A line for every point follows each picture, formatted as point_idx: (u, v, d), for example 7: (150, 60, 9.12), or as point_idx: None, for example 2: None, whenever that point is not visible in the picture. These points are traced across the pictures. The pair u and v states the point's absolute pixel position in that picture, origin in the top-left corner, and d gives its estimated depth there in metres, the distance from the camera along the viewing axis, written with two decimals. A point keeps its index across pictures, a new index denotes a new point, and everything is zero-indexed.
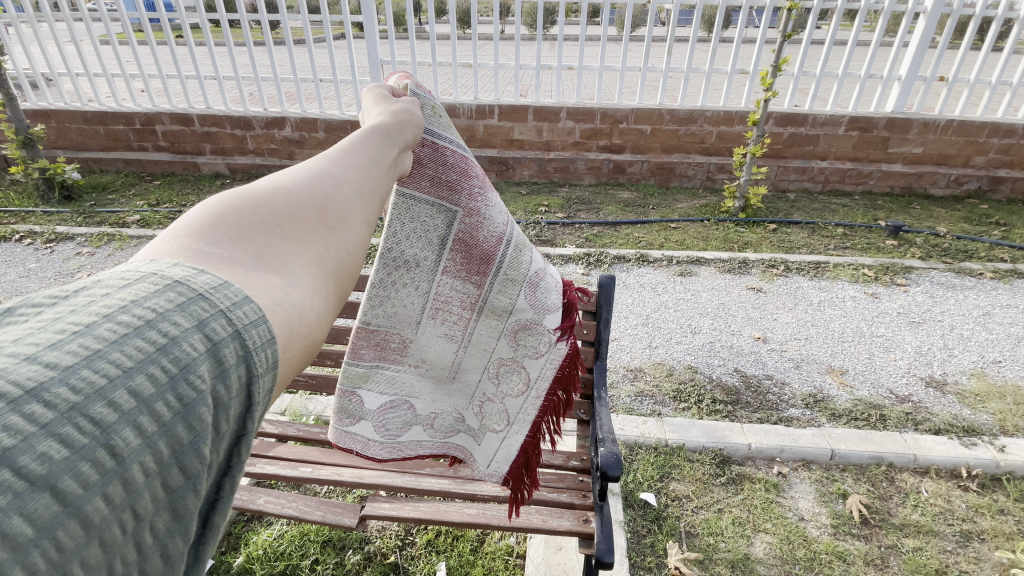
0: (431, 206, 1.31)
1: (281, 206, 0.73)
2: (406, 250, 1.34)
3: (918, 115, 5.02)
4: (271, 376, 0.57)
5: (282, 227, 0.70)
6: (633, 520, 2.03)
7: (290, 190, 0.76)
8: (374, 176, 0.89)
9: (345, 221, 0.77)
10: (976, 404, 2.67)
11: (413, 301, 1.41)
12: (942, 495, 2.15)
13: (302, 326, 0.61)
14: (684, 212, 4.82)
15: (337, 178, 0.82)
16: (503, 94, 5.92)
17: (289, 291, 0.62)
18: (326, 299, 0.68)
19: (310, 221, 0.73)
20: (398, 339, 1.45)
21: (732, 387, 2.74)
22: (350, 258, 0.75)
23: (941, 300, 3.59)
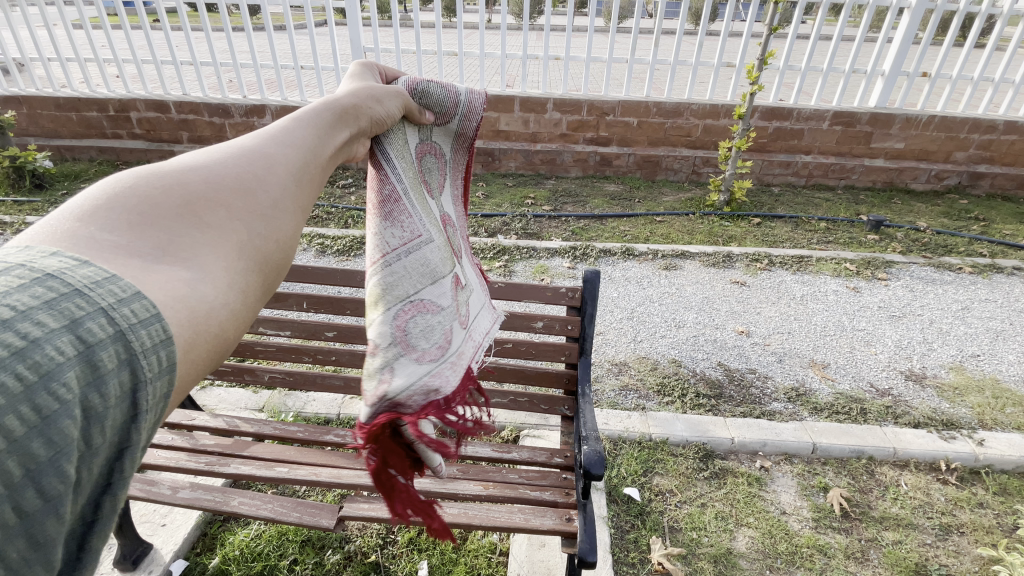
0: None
1: (197, 188, 0.65)
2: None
3: (901, 110, 5.06)
4: (169, 378, 0.52)
5: (196, 212, 0.63)
6: (617, 515, 2.02)
7: (212, 171, 0.68)
8: (319, 158, 0.81)
9: (274, 209, 0.70)
10: (954, 397, 2.71)
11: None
12: (921, 488, 2.18)
13: (208, 327, 0.56)
14: (670, 205, 4.82)
15: (273, 158, 0.75)
16: (489, 84, 5.83)
17: (196, 286, 0.56)
18: (246, 294, 0.62)
19: (231, 208, 0.66)
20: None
21: (716, 381, 2.74)
22: (278, 250, 0.68)
23: (921, 294, 3.64)
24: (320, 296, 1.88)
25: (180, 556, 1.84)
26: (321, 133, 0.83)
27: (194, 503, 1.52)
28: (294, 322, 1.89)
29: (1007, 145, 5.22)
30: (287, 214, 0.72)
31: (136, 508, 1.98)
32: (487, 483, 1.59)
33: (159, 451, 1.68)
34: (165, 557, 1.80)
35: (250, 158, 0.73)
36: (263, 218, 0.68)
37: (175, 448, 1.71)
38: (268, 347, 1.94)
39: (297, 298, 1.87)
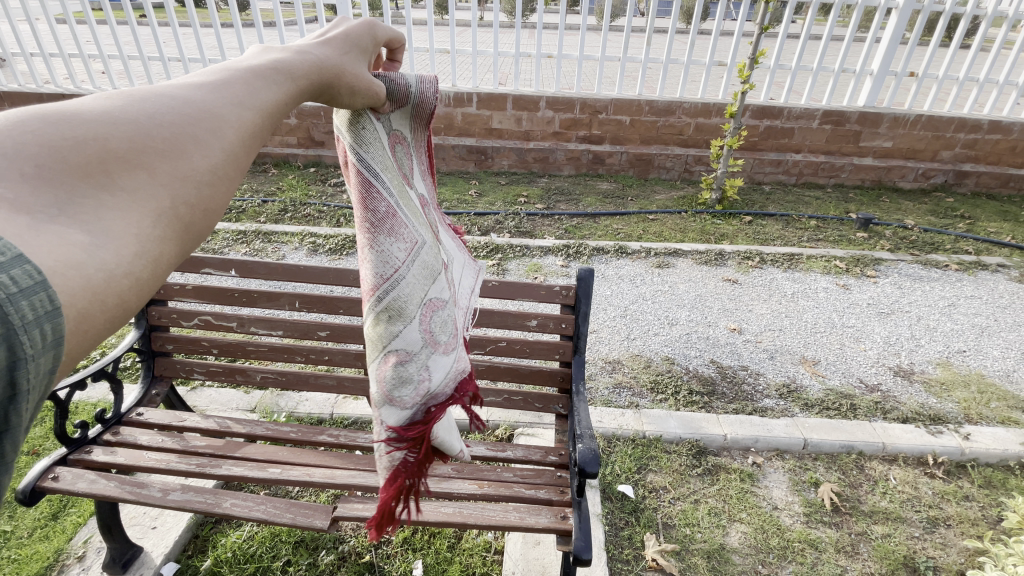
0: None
1: (119, 137, 0.58)
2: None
3: (889, 109, 5.12)
4: (56, 352, 0.48)
5: (108, 166, 0.56)
6: (610, 512, 2.02)
7: (143, 118, 0.60)
8: (277, 109, 0.71)
9: (208, 165, 0.61)
10: (942, 393, 2.75)
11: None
12: (909, 482, 2.21)
13: (107, 296, 0.51)
14: (663, 204, 4.84)
15: (220, 104, 0.65)
16: (481, 82, 5.82)
17: (93, 252, 0.51)
18: (159, 265, 0.56)
19: (154, 170, 0.58)
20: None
21: (708, 377, 2.77)
22: (207, 213, 0.61)
23: (909, 291, 3.69)
24: (312, 296, 1.86)
25: (172, 559, 1.82)
26: (284, 83, 0.72)
27: (185, 505, 1.51)
28: (286, 321, 1.87)
29: (992, 144, 5.30)
30: (226, 173, 0.63)
31: (125, 510, 1.96)
32: (482, 482, 1.60)
33: (149, 453, 1.66)
34: (155, 559, 1.78)
35: (190, 104, 0.63)
36: (195, 175, 0.60)
37: (166, 450, 1.69)
38: (260, 347, 1.92)
39: (289, 297, 1.86)
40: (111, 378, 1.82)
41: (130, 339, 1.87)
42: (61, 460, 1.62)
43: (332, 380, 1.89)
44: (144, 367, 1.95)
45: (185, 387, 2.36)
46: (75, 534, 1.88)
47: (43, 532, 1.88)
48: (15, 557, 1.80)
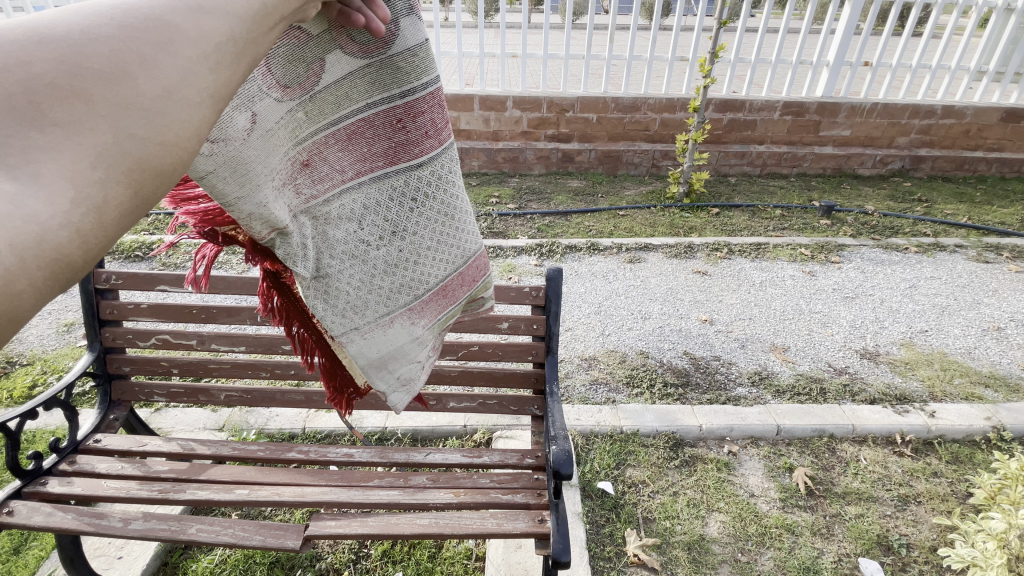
0: (421, 164, 0.87)
1: (48, 63, 0.39)
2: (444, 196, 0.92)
3: (845, 99, 5.27)
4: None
5: (36, 101, 0.39)
6: (591, 510, 2.03)
7: (77, 28, 0.41)
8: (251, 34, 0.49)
9: (171, 78, 0.43)
10: (906, 372, 2.85)
11: (441, 276, 0.98)
12: (880, 462, 2.28)
13: (30, 257, 0.37)
14: (632, 199, 4.89)
15: (176, 31, 0.44)
16: (447, 82, 5.77)
17: (17, 196, 0.36)
18: (108, 211, 0.40)
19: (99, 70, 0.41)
20: (433, 303, 1.00)
21: (683, 369, 2.80)
22: (165, 151, 0.43)
23: (872, 275, 3.80)
24: None
25: None
26: None
27: (149, 534, 1.44)
28: (250, 336, 1.81)
29: (944, 129, 5.51)
30: (194, 92, 0.44)
31: (89, 541, 1.87)
32: (458, 489, 1.57)
33: (107, 481, 1.58)
34: None
35: (137, 17, 0.43)
36: (144, 107, 0.42)
37: (127, 477, 1.62)
38: (223, 364, 1.86)
39: (250, 312, 1.79)
40: (66, 405, 1.73)
41: (84, 363, 1.78)
42: (15, 494, 1.53)
43: (301, 395, 1.84)
44: (101, 392, 1.87)
45: (148, 409, 2.27)
46: (37, 568, 1.79)
47: (3, 568, 1.78)
48: None
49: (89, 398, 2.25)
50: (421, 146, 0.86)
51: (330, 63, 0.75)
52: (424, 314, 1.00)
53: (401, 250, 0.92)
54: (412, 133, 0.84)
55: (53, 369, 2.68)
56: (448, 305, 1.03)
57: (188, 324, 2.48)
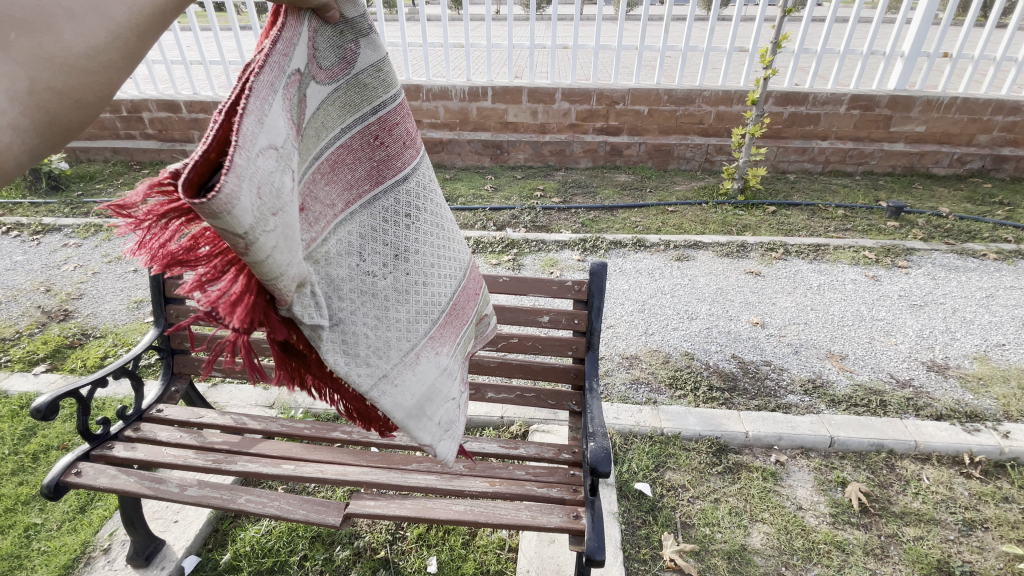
0: (406, 176, 0.99)
1: None
2: (432, 211, 1.04)
3: (921, 92, 4.90)
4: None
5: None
6: (627, 511, 1.99)
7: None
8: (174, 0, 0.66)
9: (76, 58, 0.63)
10: (979, 388, 2.62)
11: (447, 292, 1.10)
12: (944, 482, 2.11)
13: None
14: (683, 195, 4.73)
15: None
16: (497, 75, 5.77)
17: None
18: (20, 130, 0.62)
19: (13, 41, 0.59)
20: (445, 326, 1.12)
21: (730, 373, 2.69)
22: (74, 97, 0.64)
23: (944, 282, 3.52)
24: None
25: (192, 552, 1.86)
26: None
27: (202, 501, 1.52)
28: None
29: None
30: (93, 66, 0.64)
31: (148, 504, 2.00)
32: (494, 479, 1.58)
33: (167, 449, 1.69)
34: (177, 553, 1.82)
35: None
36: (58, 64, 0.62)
37: (184, 446, 1.72)
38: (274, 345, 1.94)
39: None
40: (133, 375, 1.84)
41: (150, 338, 1.89)
42: (84, 456, 1.65)
43: None
44: (164, 364, 1.99)
45: (205, 383, 2.40)
46: (101, 527, 1.93)
47: (71, 524, 1.94)
48: (45, 550, 1.85)
49: (153, 370, 2.40)
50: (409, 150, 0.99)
51: (308, 92, 0.80)
52: (442, 341, 1.12)
53: (408, 274, 1.02)
54: (391, 146, 0.95)
55: (123, 343, 2.88)
56: (458, 327, 1.16)
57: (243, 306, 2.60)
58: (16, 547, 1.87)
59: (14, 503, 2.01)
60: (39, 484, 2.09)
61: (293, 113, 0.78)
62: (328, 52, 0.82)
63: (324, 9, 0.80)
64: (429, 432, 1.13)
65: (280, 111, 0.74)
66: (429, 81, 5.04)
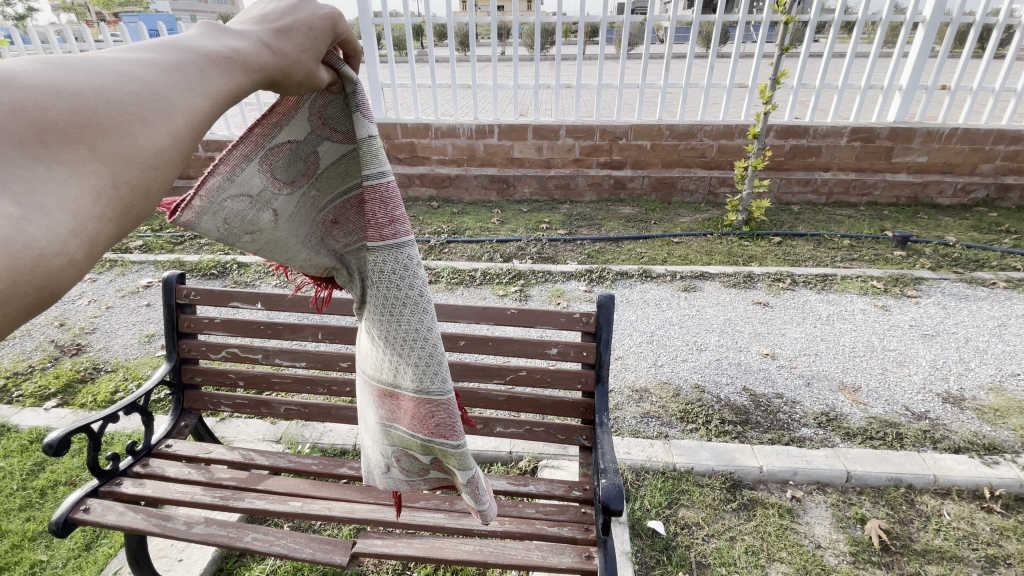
0: (369, 249, 0.90)
1: (57, 105, 0.49)
2: (388, 296, 0.90)
3: (920, 124, 4.98)
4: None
5: (46, 139, 0.47)
6: (641, 551, 1.94)
7: (92, 89, 0.51)
8: (236, 97, 0.64)
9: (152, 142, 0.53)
10: (996, 420, 2.57)
11: (399, 374, 0.98)
12: (965, 518, 2.05)
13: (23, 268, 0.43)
14: (687, 226, 4.77)
15: (168, 94, 0.56)
16: (503, 113, 5.94)
17: (23, 224, 0.43)
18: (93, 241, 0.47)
19: (86, 140, 0.49)
20: (386, 396, 1.03)
21: (742, 406, 2.65)
22: (146, 196, 0.53)
23: (954, 311, 3.50)
24: (331, 327, 1.88)
25: None
26: (236, 76, 0.63)
27: (208, 539, 1.51)
28: (310, 353, 1.90)
29: None
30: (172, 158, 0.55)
31: (153, 542, 1.98)
32: (503, 517, 1.55)
33: (175, 486, 1.68)
34: None
35: (139, 82, 0.54)
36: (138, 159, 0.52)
37: (192, 482, 1.71)
38: (284, 379, 1.95)
39: (312, 329, 1.88)
40: (143, 410, 1.85)
41: (161, 373, 1.91)
42: (93, 492, 1.65)
43: (354, 412, 1.89)
44: (174, 399, 2.00)
45: (214, 418, 2.41)
46: (105, 566, 1.90)
47: (76, 563, 1.91)
48: None
49: (163, 405, 2.41)
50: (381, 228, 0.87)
51: (321, 151, 0.92)
52: (381, 405, 1.05)
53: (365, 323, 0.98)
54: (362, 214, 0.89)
55: (134, 378, 2.90)
56: (399, 416, 1.03)
57: (255, 341, 2.63)
58: None
59: (20, 540, 2.00)
60: (46, 520, 2.08)
61: (288, 168, 0.90)
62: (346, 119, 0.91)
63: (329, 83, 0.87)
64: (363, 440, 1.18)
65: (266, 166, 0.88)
66: (438, 119, 5.21)
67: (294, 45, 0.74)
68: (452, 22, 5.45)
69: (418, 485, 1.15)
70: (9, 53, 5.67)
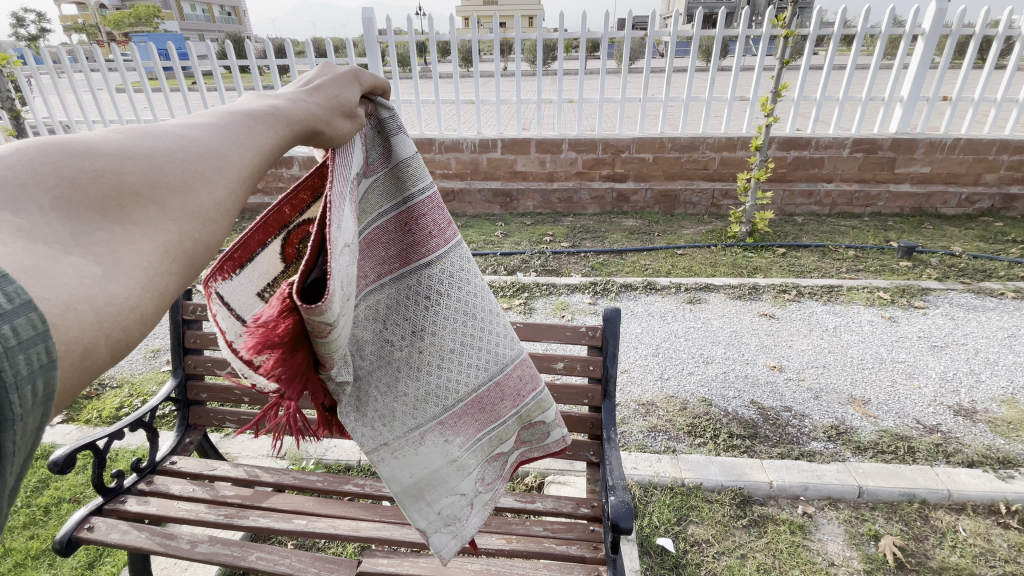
0: (430, 262, 1.02)
1: (132, 170, 0.54)
2: (463, 297, 1.05)
3: (923, 135, 5.00)
4: (44, 409, 0.44)
5: (122, 202, 0.52)
6: (650, 568, 1.90)
7: (159, 153, 0.57)
8: (281, 148, 0.69)
9: (212, 201, 0.58)
10: (1009, 433, 2.53)
11: (471, 381, 1.09)
12: (981, 534, 2.00)
13: (101, 329, 0.47)
14: (691, 238, 4.77)
15: (223, 150, 0.61)
16: (506, 128, 6.00)
17: (104, 284, 0.47)
18: (163, 298, 0.52)
19: (159, 201, 0.54)
20: (463, 416, 1.10)
21: (750, 420, 2.62)
22: (207, 252, 0.57)
23: (963, 322, 3.47)
24: None
25: None
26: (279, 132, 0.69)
27: (213, 558, 1.49)
28: None
29: None
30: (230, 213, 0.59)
31: (157, 560, 1.96)
32: (510, 536, 1.53)
33: (180, 503, 1.67)
34: None
35: (198, 141, 0.60)
36: (201, 215, 0.56)
37: (196, 500, 1.69)
38: None
39: None
40: (148, 427, 1.85)
41: (167, 389, 1.91)
42: (97, 510, 1.64)
43: None
44: (179, 416, 1.99)
45: (218, 434, 2.39)
46: None
47: None
48: None
49: (168, 421, 2.41)
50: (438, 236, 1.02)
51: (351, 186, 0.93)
52: (460, 430, 1.10)
53: (422, 352, 1.05)
54: (419, 234, 1.00)
55: (138, 393, 2.89)
56: (482, 423, 1.13)
57: None
58: None
59: (23, 558, 1.98)
60: (50, 537, 2.06)
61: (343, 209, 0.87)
62: (371, 147, 0.96)
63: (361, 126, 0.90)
64: (429, 516, 1.11)
65: (349, 214, 0.83)
66: (441, 134, 5.26)
67: (323, 95, 0.82)
68: (456, 39, 5.52)
69: (500, 491, 1.21)
70: (21, 73, 5.78)
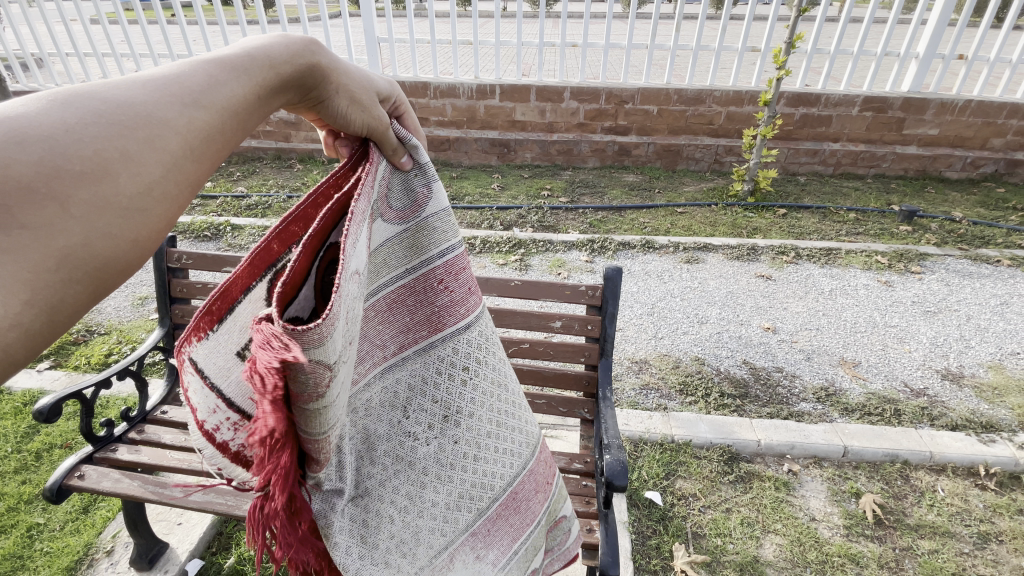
0: (468, 324, 0.90)
1: (31, 156, 0.47)
2: (487, 381, 0.92)
3: (934, 95, 4.84)
4: None
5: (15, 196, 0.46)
6: (638, 520, 1.96)
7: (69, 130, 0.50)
8: (237, 113, 0.63)
9: (139, 191, 0.52)
10: (994, 398, 2.57)
11: (508, 474, 0.96)
12: (959, 494, 2.07)
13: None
14: (691, 196, 4.68)
15: (156, 122, 0.54)
16: (505, 73, 5.73)
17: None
18: (65, 305, 0.49)
19: (65, 193, 0.48)
20: (496, 524, 0.97)
21: (741, 380, 2.65)
22: (129, 248, 0.52)
23: (958, 288, 3.47)
24: None
25: (196, 555, 1.83)
26: (229, 95, 0.61)
27: (206, 507, 1.49)
28: None
29: None
30: (161, 201, 0.54)
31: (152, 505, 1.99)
32: None
33: (171, 453, 1.66)
34: (180, 556, 1.79)
35: (126, 113, 0.53)
36: (123, 206, 0.51)
37: (188, 450, 1.69)
38: None
39: None
40: (137, 376, 1.81)
41: (155, 337, 1.87)
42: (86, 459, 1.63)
43: None
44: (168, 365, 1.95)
45: None
46: (104, 529, 1.91)
47: (74, 525, 1.92)
48: (47, 551, 1.83)
49: (157, 368, 2.39)
50: (463, 311, 0.89)
51: (375, 228, 0.78)
52: (491, 543, 0.97)
53: (451, 442, 0.90)
54: (446, 298, 0.86)
55: (128, 341, 2.86)
56: (517, 530, 1.00)
57: None
58: (18, 547, 1.85)
59: (16, 502, 1.99)
60: (42, 483, 2.07)
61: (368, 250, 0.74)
62: (398, 191, 0.83)
63: (397, 155, 0.81)
64: None
65: (363, 245, 0.70)
66: (437, 78, 5.01)
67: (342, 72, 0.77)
68: None
69: None
70: None
